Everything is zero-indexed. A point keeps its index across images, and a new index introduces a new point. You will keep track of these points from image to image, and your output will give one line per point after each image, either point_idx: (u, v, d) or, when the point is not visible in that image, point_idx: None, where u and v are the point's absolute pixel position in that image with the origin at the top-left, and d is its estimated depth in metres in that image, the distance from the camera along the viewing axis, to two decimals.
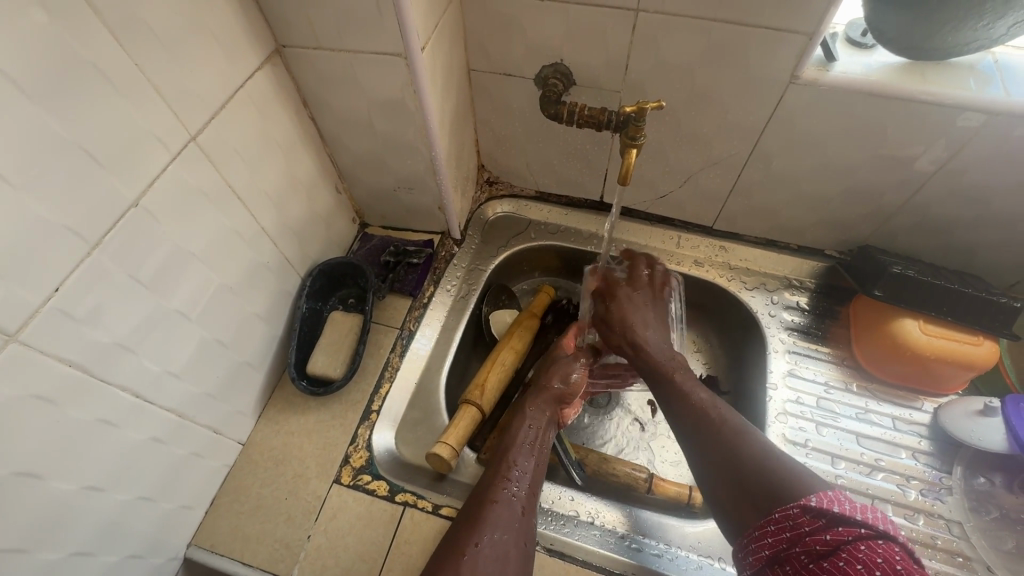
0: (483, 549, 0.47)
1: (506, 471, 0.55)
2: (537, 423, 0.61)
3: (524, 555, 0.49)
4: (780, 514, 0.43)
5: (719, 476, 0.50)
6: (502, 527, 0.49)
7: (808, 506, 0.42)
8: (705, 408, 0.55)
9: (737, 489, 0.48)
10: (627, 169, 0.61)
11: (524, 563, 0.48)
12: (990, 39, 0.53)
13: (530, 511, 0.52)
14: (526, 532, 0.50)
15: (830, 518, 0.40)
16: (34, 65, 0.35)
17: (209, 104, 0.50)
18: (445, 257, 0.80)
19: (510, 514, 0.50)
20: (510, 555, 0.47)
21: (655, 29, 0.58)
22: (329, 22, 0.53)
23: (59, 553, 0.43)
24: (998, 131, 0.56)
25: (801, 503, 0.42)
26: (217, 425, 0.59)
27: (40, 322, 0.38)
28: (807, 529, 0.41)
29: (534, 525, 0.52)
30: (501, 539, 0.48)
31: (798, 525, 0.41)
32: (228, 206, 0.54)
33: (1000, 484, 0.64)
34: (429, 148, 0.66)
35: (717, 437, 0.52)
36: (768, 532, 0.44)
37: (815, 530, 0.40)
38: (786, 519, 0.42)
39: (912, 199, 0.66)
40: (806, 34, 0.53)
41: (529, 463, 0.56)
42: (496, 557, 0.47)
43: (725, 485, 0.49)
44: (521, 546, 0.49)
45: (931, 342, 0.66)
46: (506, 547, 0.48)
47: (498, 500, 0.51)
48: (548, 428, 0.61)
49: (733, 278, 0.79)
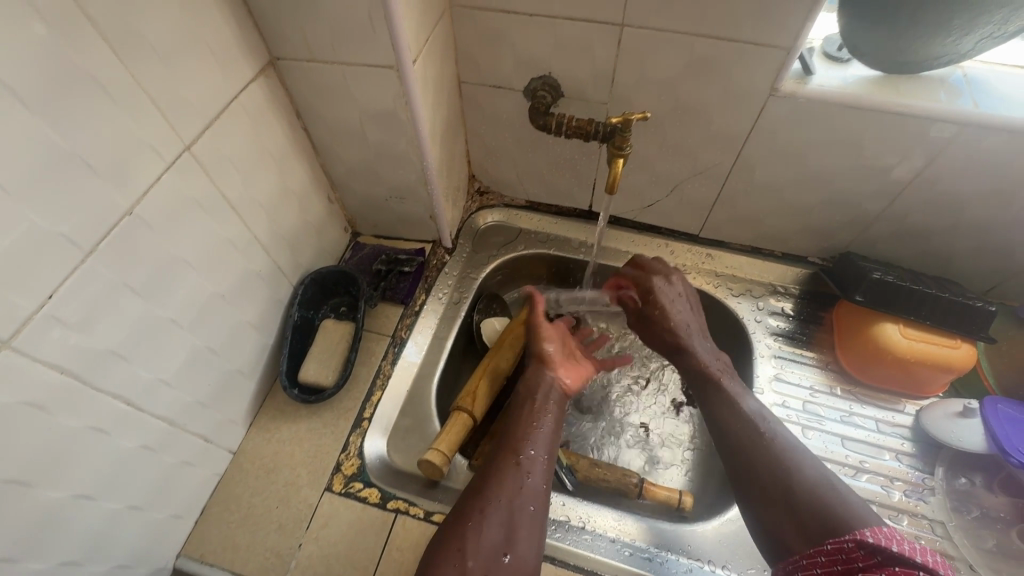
0: (488, 516, 0.48)
1: (512, 443, 0.55)
2: (540, 394, 0.61)
3: (533, 520, 0.49)
4: (834, 547, 0.42)
5: (766, 494, 0.50)
6: (507, 493, 0.50)
7: (864, 542, 0.40)
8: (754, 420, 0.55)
9: (784, 508, 0.48)
10: (614, 179, 0.63)
11: (533, 527, 0.49)
12: (958, 54, 0.56)
13: (538, 476, 0.53)
14: (533, 496, 0.51)
15: (885, 556, 0.38)
16: (35, 77, 0.36)
17: (203, 115, 0.50)
18: (437, 265, 0.81)
19: (515, 480, 0.51)
20: (516, 521, 0.48)
21: (640, 43, 0.60)
22: (322, 36, 0.54)
23: (47, 563, 0.43)
24: (969, 141, 0.58)
25: (856, 538, 0.41)
26: (208, 433, 0.59)
27: (34, 328, 0.39)
28: (860, 565, 0.39)
29: (544, 490, 0.52)
30: (507, 505, 0.49)
31: (851, 560, 0.40)
32: (221, 215, 0.55)
33: (980, 484, 0.65)
34: (421, 158, 0.67)
35: (766, 455, 0.52)
36: (820, 563, 0.42)
37: (869, 567, 0.38)
38: (839, 553, 0.41)
39: (889, 207, 0.68)
40: (784, 49, 0.56)
41: (536, 433, 0.56)
42: (503, 522, 0.48)
43: (771, 505, 0.49)
44: (529, 511, 0.50)
45: (911, 346, 0.68)
46: (511, 511, 0.49)
47: (505, 469, 0.52)
48: (554, 399, 0.61)
49: (720, 284, 0.81)
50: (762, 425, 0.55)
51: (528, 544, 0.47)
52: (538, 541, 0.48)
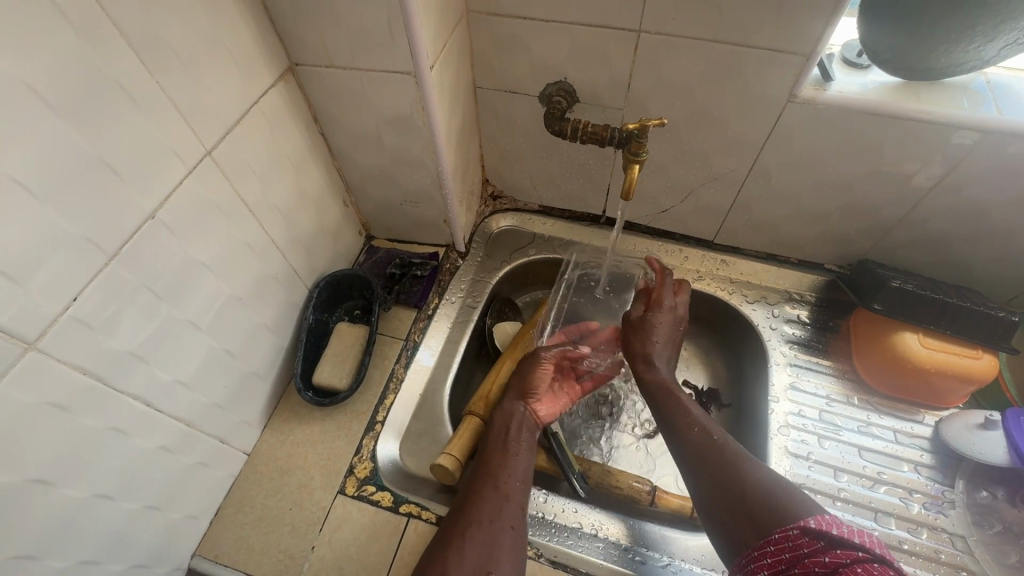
0: (471, 538, 0.47)
1: (488, 468, 0.55)
2: (515, 421, 0.62)
3: (515, 540, 0.49)
4: (780, 535, 0.43)
5: (718, 496, 0.50)
6: (487, 515, 0.49)
7: (808, 528, 0.42)
8: (704, 435, 0.56)
9: (734, 504, 0.48)
10: (630, 185, 0.62)
11: (515, 547, 0.48)
12: (981, 60, 0.55)
13: (517, 498, 0.53)
14: (514, 517, 0.51)
15: (829, 540, 0.40)
16: (63, 84, 0.37)
17: (224, 121, 0.51)
18: (450, 269, 0.81)
19: (495, 502, 0.51)
20: (499, 541, 0.48)
21: (657, 50, 0.60)
22: (341, 42, 0.55)
23: (68, 561, 0.44)
24: (992, 149, 0.57)
25: (800, 525, 0.42)
26: (224, 435, 0.60)
27: (59, 329, 0.39)
28: (805, 550, 0.40)
29: (524, 511, 0.52)
30: (488, 527, 0.49)
31: (797, 546, 0.41)
32: (240, 219, 0.56)
33: (1002, 498, 0.64)
34: (436, 163, 0.67)
35: (717, 465, 0.52)
36: (768, 554, 0.43)
37: (814, 552, 0.40)
38: (785, 540, 0.42)
39: (909, 215, 0.68)
40: (803, 55, 0.55)
41: (512, 457, 0.57)
42: (484, 544, 0.47)
43: (724, 504, 0.49)
44: (511, 531, 0.49)
45: (930, 356, 0.66)
46: (493, 532, 0.48)
47: (483, 492, 0.52)
48: (526, 426, 0.62)
49: (734, 291, 0.80)
50: (713, 435, 0.56)
51: (513, 564, 0.47)
52: (521, 563, 0.48)
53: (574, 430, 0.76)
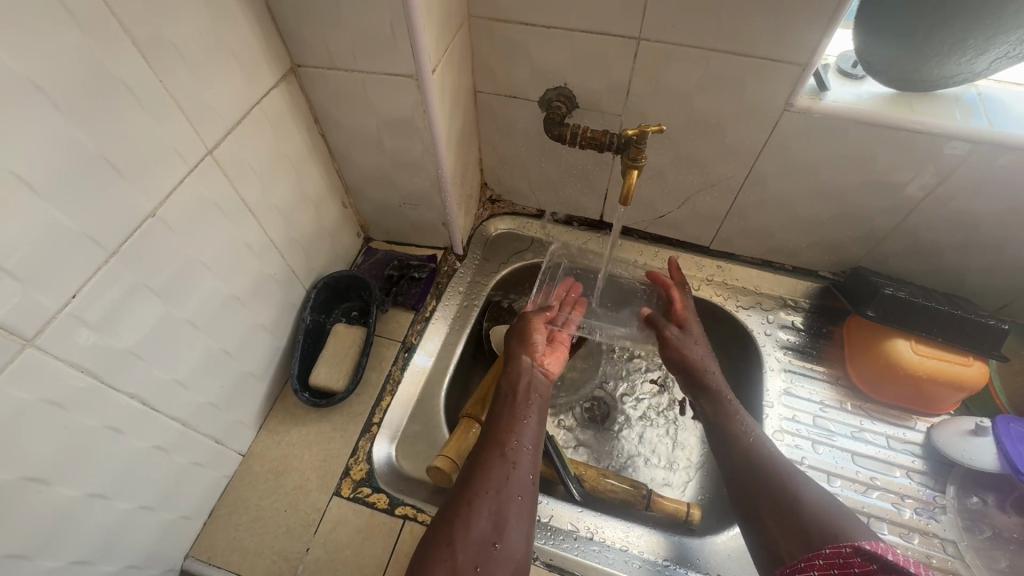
0: (477, 508, 0.48)
1: (495, 434, 0.55)
2: (523, 380, 0.63)
3: (521, 509, 0.50)
4: (833, 552, 0.43)
5: (767, 504, 0.54)
6: (494, 485, 0.50)
7: (862, 549, 0.40)
8: (755, 442, 0.59)
9: (788, 520, 0.51)
10: (629, 190, 0.63)
11: (520, 515, 0.49)
12: (972, 73, 0.56)
13: (524, 467, 0.53)
14: (520, 484, 0.51)
15: (880, 564, 0.38)
16: (69, 81, 0.37)
17: (226, 121, 0.51)
18: (448, 272, 0.82)
19: (502, 470, 0.51)
20: (505, 512, 0.48)
21: (656, 57, 0.61)
22: (344, 45, 0.55)
23: (60, 561, 0.43)
24: (982, 159, 0.58)
25: (856, 546, 0.41)
26: (220, 435, 0.59)
27: (56, 327, 0.39)
28: (857, 570, 0.40)
29: (529, 478, 0.53)
30: (494, 496, 0.49)
31: (850, 565, 0.41)
32: (240, 218, 0.55)
33: (992, 504, 0.65)
34: (436, 165, 0.67)
35: (767, 475, 0.55)
36: (817, 565, 0.44)
37: (863, 574, 0.39)
38: (838, 557, 0.42)
39: (902, 223, 0.69)
40: (800, 65, 0.56)
41: (520, 423, 0.57)
42: (491, 514, 0.48)
43: (773, 516, 0.53)
44: (517, 500, 0.50)
45: (923, 362, 0.67)
46: (500, 503, 0.49)
47: (490, 461, 0.52)
48: (531, 388, 0.62)
49: (729, 297, 0.81)
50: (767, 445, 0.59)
51: (518, 535, 0.48)
52: (525, 529, 0.49)
53: (571, 434, 0.76)
